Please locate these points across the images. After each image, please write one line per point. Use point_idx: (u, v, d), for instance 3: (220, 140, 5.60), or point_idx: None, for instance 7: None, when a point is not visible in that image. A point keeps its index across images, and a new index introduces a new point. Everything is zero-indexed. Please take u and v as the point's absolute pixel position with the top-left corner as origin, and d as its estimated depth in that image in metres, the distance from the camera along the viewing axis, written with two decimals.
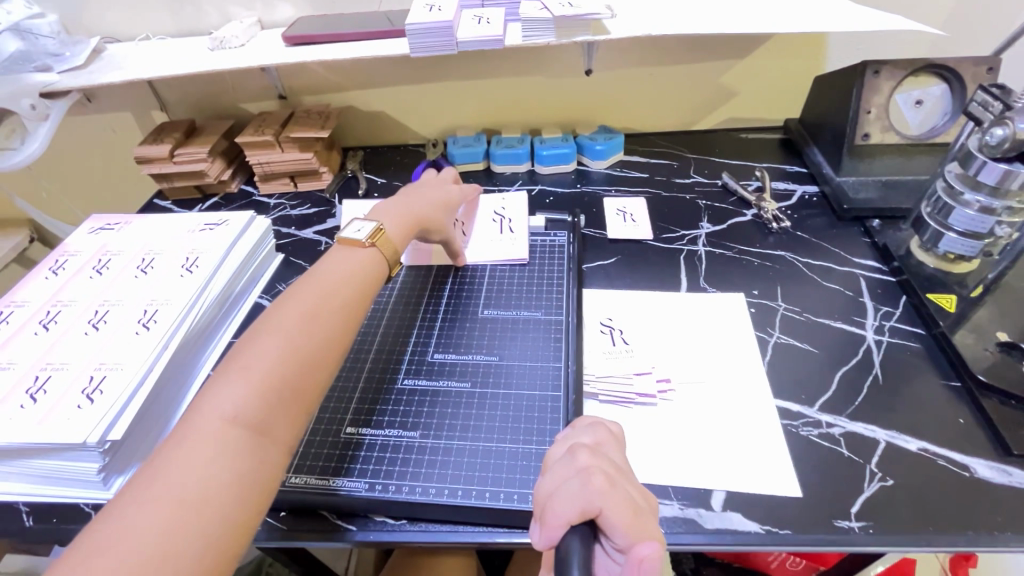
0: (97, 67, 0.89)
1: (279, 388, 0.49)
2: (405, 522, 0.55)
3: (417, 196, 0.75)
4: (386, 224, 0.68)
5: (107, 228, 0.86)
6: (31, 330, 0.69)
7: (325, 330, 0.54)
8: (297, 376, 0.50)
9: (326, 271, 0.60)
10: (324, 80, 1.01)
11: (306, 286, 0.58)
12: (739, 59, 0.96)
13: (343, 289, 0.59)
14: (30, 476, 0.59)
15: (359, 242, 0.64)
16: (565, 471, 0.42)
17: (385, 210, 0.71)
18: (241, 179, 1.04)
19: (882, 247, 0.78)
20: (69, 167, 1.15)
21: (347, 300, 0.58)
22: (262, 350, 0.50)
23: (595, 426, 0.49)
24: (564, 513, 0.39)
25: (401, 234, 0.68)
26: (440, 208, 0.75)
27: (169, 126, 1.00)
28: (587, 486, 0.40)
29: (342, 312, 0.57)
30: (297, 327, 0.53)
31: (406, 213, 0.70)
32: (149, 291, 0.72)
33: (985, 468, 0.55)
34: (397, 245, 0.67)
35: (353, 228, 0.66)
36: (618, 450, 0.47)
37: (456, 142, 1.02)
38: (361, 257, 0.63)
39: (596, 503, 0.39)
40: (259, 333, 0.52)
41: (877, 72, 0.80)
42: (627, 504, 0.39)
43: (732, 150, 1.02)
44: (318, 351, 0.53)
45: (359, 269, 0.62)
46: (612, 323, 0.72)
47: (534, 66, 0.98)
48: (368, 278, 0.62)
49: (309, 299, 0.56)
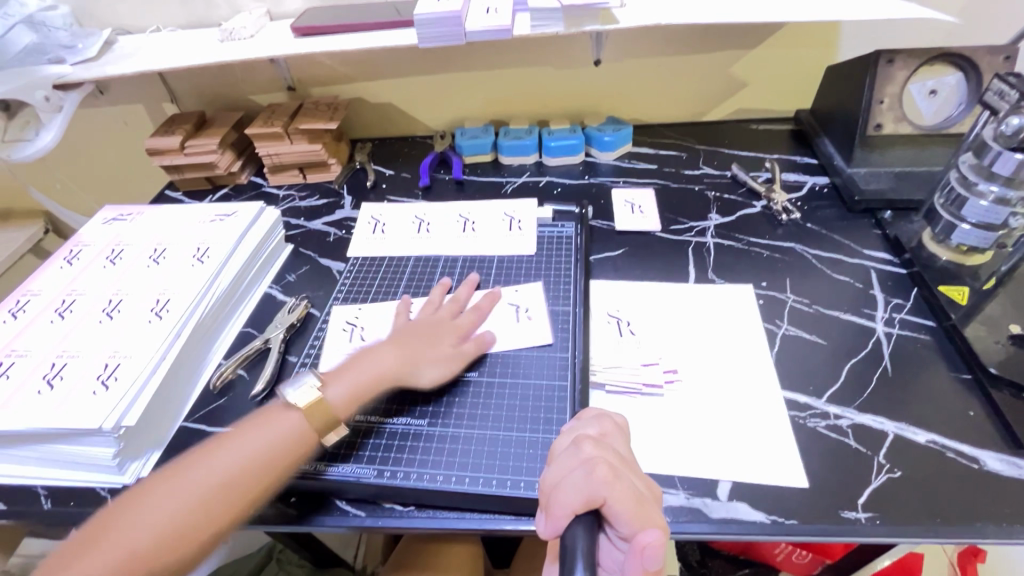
0: (109, 59, 0.90)
1: (127, 567, 0.45)
2: (412, 508, 0.56)
3: (408, 359, 0.62)
4: (337, 389, 0.58)
5: (120, 218, 0.87)
6: (48, 319, 0.70)
7: (209, 509, 0.49)
8: (153, 555, 0.46)
9: (248, 433, 0.54)
10: (333, 71, 1.01)
11: (220, 450, 0.53)
12: (750, 49, 0.95)
13: (253, 463, 0.52)
14: (48, 461, 0.60)
15: (292, 406, 0.56)
16: (569, 461, 0.42)
17: (344, 369, 0.60)
18: (250, 170, 1.05)
19: (893, 239, 0.78)
20: (82, 160, 1.16)
21: (258, 475, 0.52)
22: (138, 516, 0.48)
23: (600, 418, 0.50)
24: (568, 503, 0.39)
25: (349, 404, 0.58)
26: (420, 367, 0.62)
27: (180, 117, 1.01)
28: (592, 477, 0.40)
29: (241, 489, 0.51)
30: (184, 495, 0.49)
31: (362, 381, 0.59)
32: (162, 281, 0.73)
33: (995, 461, 0.54)
34: (337, 417, 0.56)
35: (300, 383, 0.58)
36: (624, 441, 0.48)
37: (464, 133, 1.02)
38: (293, 422, 0.55)
39: (600, 492, 0.39)
40: (153, 489, 0.50)
41: (891, 61, 0.79)
42: (632, 493, 0.40)
43: (741, 141, 1.01)
44: (191, 530, 0.48)
45: (279, 440, 0.54)
46: (621, 316, 0.72)
47: (542, 56, 0.98)
48: (286, 452, 0.54)
49: (213, 469, 0.51)
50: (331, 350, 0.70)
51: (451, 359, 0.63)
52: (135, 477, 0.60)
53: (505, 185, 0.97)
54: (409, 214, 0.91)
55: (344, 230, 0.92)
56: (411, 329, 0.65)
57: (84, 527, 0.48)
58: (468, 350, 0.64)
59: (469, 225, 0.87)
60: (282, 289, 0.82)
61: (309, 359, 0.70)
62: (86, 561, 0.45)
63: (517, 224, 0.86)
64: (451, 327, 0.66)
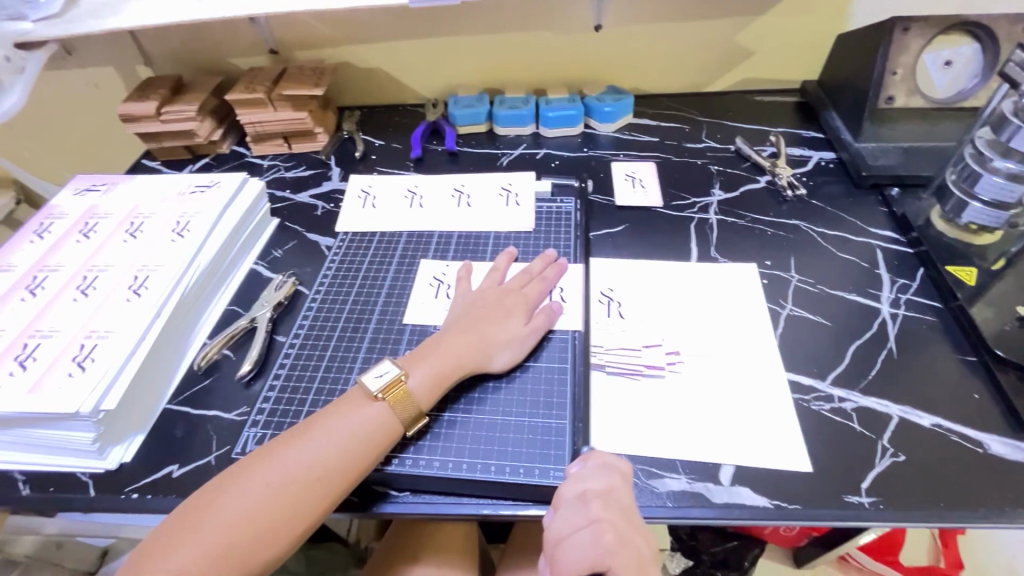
0: (74, 15, 0.83)
1: (226, 556, 0.44)
2: (406, 494, 0.54)
3: (484, 334, 0.60)
4: (417, 375, 0.56)
5: (93, 189, 0.82)
6: (18, 296, 0.66)
7: (302, 499, 0.48)
8: (250, 547, 0.45)
9: (332, 423, 0.51)
10: (318, 33, 0.95)
11: (306, 439, 0.50)
12: (758, 14, 0.90)
13: (341, 456, 0.50)
14: (26, 445, 0.58)
15: (372, 396, 0.53)
16: (575, 520, 0.47)
17: (420, 355, 0.58)
18: (232, 139, 1.00)
19: (901, 216, 0.76)
20: (51, 125, 1.09)
21: (344, 473, 0.49)
22: (226, 506, 0.46)
23: (608, 470, 0.50)
24: (574, 564, 0.45)
25: (429, 392, 0.55)
26: (493, 353, 0.59)
27: (155, 81, 0.95)
28: (598, 544, 0.45)
29: (328, 484, 0.49)
30: (277, 486, 0.47)
31: (442, 368, 0.57)
32: (140, 257, 0.69)
33: (999, 445, 0.54)
34: (421, 404, 0.55)
35: (376, 369, 0.56)
36: (628, 493, 0.49)
37: (457, 101, 0.97)
38: (369, 415, 0.52)
39: (605, 560, 0.44)
40: (239, 479, 0.48)
41: (906, 29, 0.75)
42: (634, 562, 0.45)
43: (745, 113, 0.97)
44: (283, 521, 0.47)
45: (363, 433, 0.51)
46: (612, 293, 0.70)
47: (540, 19, 0.92)
48: (371, 445, 0.51)
49: (302, 459, 0.49)
50: (320, 331, 0.67)
51: (523, 338, 0.61)
52: (118, 461, 0.58)
53: (501, 157, 0.93)
54: (401, 187, 0.87)
55: (332, 204, 0.88)
56: (477, 311, 0.62)
57: (174, 515, 0.47)
58: (539, 325, 0.62)
59: (463, 199, 0.83)
60: (268, 265, 0.79)
61: (296, 340, 0.67)
62: (180, 555, 0.43)
63: (514, 198, 0.82)
64: (522, 303, 0.64)
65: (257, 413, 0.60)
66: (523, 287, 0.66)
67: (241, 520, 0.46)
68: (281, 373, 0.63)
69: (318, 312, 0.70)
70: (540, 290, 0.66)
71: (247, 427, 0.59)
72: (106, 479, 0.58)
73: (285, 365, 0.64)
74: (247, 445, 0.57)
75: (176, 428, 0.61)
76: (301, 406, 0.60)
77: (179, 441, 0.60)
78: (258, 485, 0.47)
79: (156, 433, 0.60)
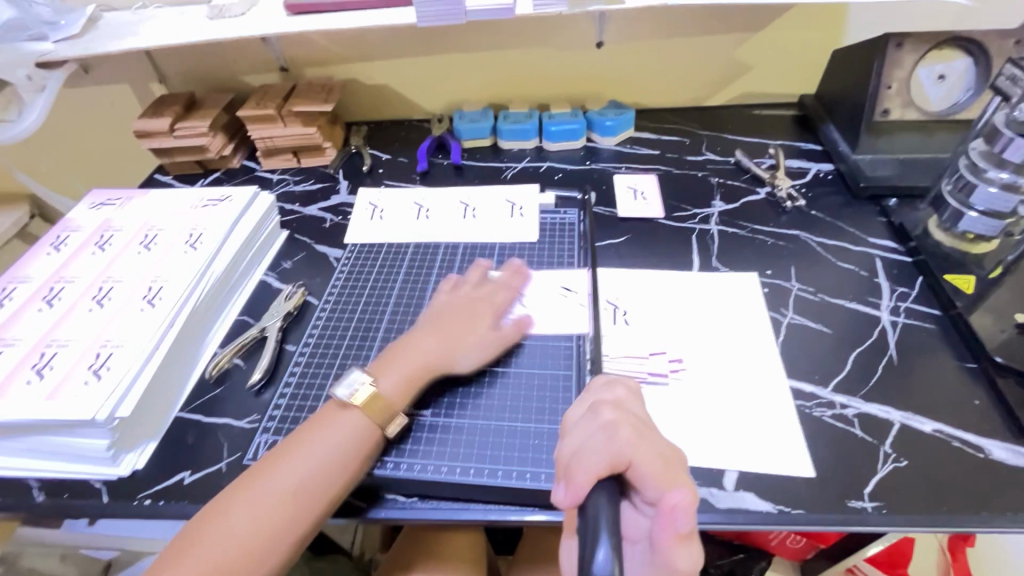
0: (92, 36, 0.86)
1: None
2: (414, 499, 0.55)
3: (443, 338, 0.61)
4: (384, 380, 0.57)
5: (107, 203, 0.84)
6: (35, 307, 0.68)
7: (290, 515, 0.48)
8: (241, 570, 0.46)
9: (313, 440, 0.52)
10: (328, 51, 0.98)
11: (287, 459, 0.51)
12: (755, 31, 0.93)
13: (324, 467, 0.51)
14: (41, 452, 0.59)
15: (344, 404, 0.55)
16: (589, 427, 0.43)
17: (390, 359, 0.59)
18: (243, 154, 1.02)
19: (899, 227, 0.77)
20: (67, 142, 1.12)
21: (326, 485, 0.50)
22: (211, 534, 0.47)
23: (612, 384, 0.49)
24: (591, 468, 0.39)
25: (400, 393, 0.57)
26: (455, 354, 0.60)
27: (169, 99, 0.97)
28: (614, 438, 0.40)
29: (314, 497, 0.50)
30: (264, 504, 0.48)
31: (407, 373, 0.58)
32: (154, 267, 0.71)
33: (1001, 450, 0.55)
34: (393, 407, 0.56)
35: (349, 378, 0.57)
36: (639, 405, 0.47)
37: (462, 117, 1.00)
38: (346, 428, 0.53)
39: (625, 453, 0.39)
40: (223, 505, 0.48)
41: (900, 45, 0.77)
42: (658, 456, 0.40)
43: (745, 127, 0.99)
44: (274, 540, 0.47)
45: (344, 445, 0.52)
46: (618, 302, 0.71)
47: (543, 37, 0.95)
48: (353, 455, 0.52)
49: (287, 475, 0.50)
50: (330, 339, 0.69)
51: (488, 341, 0.62)
52: (130, 469, 0.59)
53: (505, 170, 0.95)
54: (408, 200, 0.89)
55: (340, 216, 0.89)
56: (446, 314, 0.64)
57: (168, 544, 0.47)
58: (508, 334, 0.64)
59: (469, 211, 0.85)
60: (278, 276, 0.80)
61: (306, 347, 0.68)
62: None
63: (518, 210, 0.84)
64: (487, 305, 0.65)
65: (268, 420, 0.61)
66: (493, 290, 0.68)
67: (228, 545, 0.46)
68: (291, 381, 0.64)
69: (328, 321, 0.71)
70: (510, 296, 0.67)
71: (257, 434, 0.60)
72: (118, 486, 0.59)
73: (295, 374, 0.65)
74: (259, 451, 0.58)
75: (187, 435, 0.62)
76: (311, 413, 0.61)
77: (190, 449, 0.61)
78: (244, 510, 0.48)
79: (168, 440, 0.61)
